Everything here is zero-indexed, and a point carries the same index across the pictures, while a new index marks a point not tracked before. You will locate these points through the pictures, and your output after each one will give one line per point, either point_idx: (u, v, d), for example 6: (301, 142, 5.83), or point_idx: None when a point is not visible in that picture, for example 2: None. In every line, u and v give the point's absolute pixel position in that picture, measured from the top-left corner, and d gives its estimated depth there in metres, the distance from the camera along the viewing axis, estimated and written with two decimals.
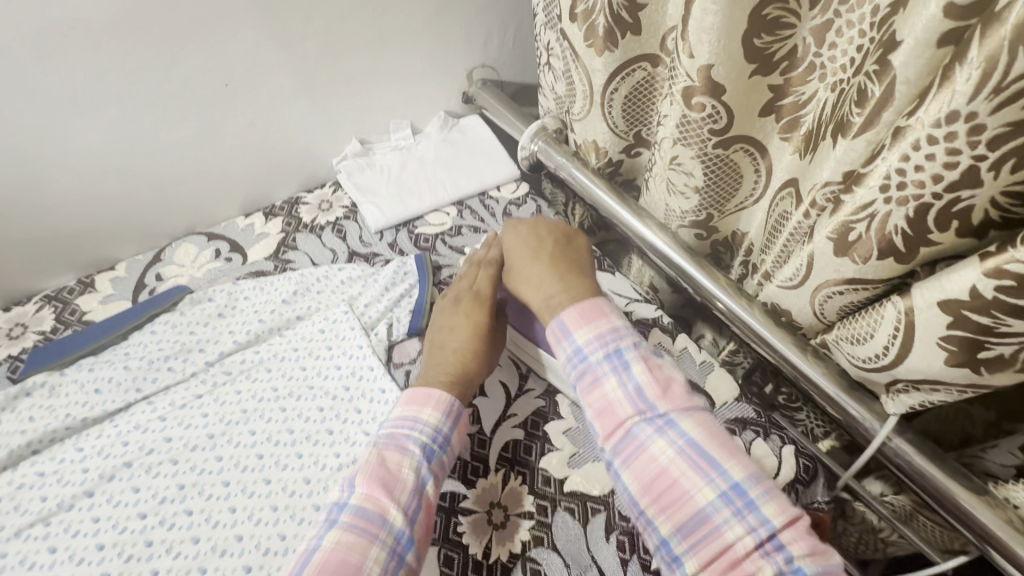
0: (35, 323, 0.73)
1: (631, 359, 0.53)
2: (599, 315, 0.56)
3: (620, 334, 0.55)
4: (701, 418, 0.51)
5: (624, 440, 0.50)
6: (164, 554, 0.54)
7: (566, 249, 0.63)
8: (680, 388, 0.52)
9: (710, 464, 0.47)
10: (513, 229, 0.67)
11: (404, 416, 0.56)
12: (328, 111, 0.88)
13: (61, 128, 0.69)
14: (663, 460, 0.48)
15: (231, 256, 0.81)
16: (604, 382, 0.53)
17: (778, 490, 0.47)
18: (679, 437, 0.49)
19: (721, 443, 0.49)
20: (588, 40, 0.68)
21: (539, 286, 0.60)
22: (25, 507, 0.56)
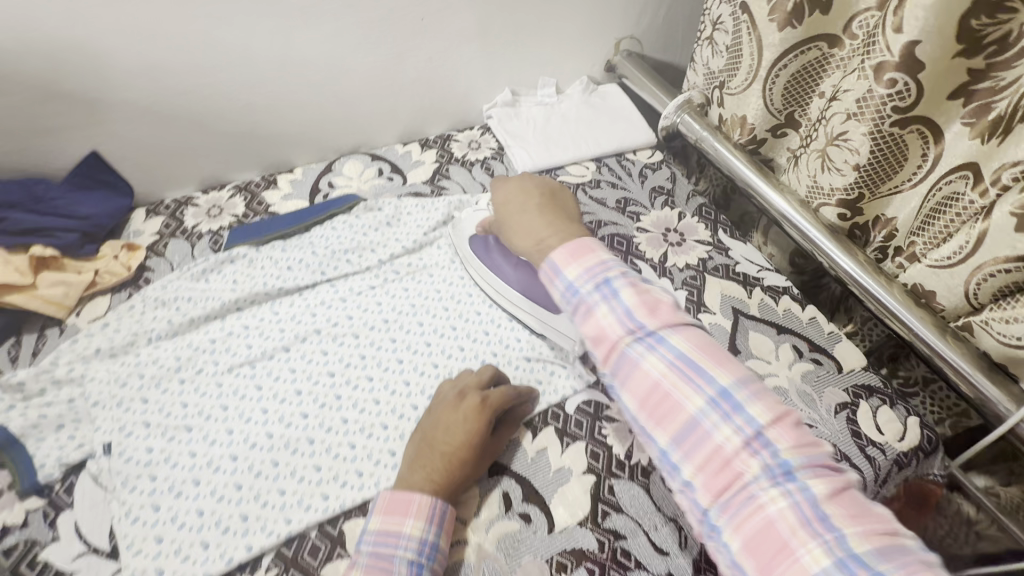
0: (230, 208, 0.82)
1: (617, 286, 0.52)
2: (585, 252, 0.55)
3: (607, 265, 0.54)
4: (690, 333, 0.49)
5: (620, 364, 0.49)
6: (352, 408, 0.62)
7: (554, 202, 0.66)
8: (667, 309, 0.51)
9: (698, 375, 0.46)
10: (499, 188, 0.69)
11: (385, 531, 0.50)
12: (493, 58, 0.95)
13: (285, 37, 0.77)
14: (653, 375, 0.47)
15: (393, 176, 0.89)
16: (594, 311, 0.52)
17: (765, 393, 0.45)
18: (669, 353, 0.47)
19: (705, 353, 0.47)
20: (771, 14, 0.72)
21: (531, 234, 0.62)
22: (234, 350, 0.65)
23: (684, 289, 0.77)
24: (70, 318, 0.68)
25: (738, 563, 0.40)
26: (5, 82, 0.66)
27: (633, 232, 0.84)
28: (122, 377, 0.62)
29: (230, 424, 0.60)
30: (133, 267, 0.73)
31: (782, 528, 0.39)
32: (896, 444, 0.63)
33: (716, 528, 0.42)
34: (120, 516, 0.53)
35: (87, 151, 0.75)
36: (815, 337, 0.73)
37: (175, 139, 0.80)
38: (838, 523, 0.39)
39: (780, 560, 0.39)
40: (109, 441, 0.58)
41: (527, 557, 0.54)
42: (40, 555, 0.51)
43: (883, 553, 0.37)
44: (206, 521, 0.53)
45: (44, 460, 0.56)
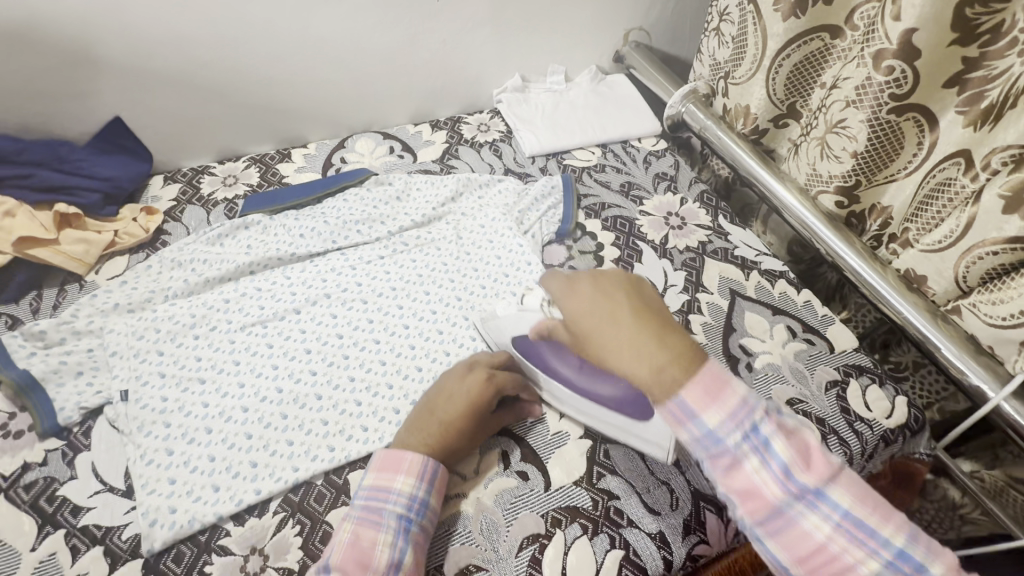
0: (245, 177, 0.85)
1: (767, 433, 0.40)
2: (718, 384, 0.41)
3: (751, 404, 0.41)
4: (848, 480, 0.40)
5: (772, 524, 0.39)
6: (359, 368, 0.64)
7: (649, 305, 0.47)
8: (821, 453, 0.41)
9: (867, 532, 0.38)
10: (566, 292, 0.49)
11: (376, 487, 0.51)
12: (505, 43, 0.97)
13: (306, 14, 0.80)
14: (821, 541, 0.38)
15: (403, 154, 0.92)
16: (743, 464, 0.40)
17: (937, 544, 0.38)
18: (835, 510, 0.38)
19: (870, 502, 0.39)
20: (777, 4, 0.74)
21: (630, 355, 0.43)
22: (247, 310, 0.68)
23: (684, 269, 0.79)
24: (90, 275, 0.70)
25: None
26: (36, 44, 0.69)
27: (635, 215, 0.86)
28: (139, 330, 0.64)
29: (242, 378, 0.62)
30: (151, 229, 0.75)
31: None
32: (883, 421, 0.65)
33: None
34: (136, 458, 0.56)
35: (110, 117, 0.78)
36: (809, 319, 0.75)
37: (194, 109, 0.83)
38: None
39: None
40: (126, 389, 0.60)
41: (524, 511, 0.56)
42: (58, 491, 0.53)
43: None
44: (217, 466, 0.56)
45: (63, 404, 0.58)
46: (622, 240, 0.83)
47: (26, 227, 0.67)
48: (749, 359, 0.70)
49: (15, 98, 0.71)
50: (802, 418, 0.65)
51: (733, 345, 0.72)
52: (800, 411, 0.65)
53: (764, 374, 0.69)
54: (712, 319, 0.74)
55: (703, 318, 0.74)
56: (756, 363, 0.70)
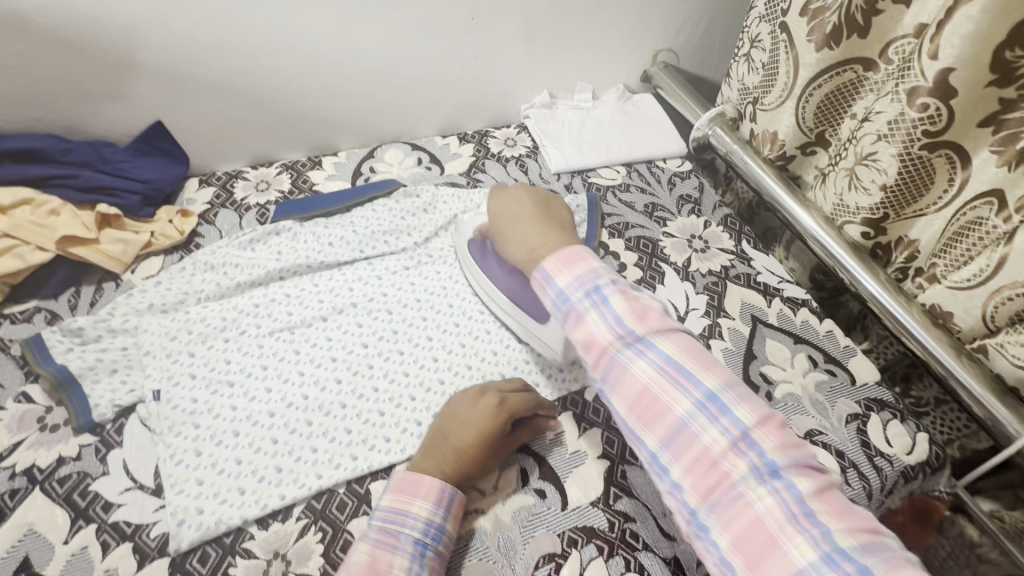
0: (277, 183, 0.87)
1: (607, 294, 0.52)
2: (574, 258, 0.55)
3: (598, 274, 0.54)
4: (679, 340, 0.49)
5: (609, 369, 0.49)
6: (382, 377, 0.66)
7: (548, 210, 0.66)
8: (658, 317, 0.51)
9: (683, 375, 0.46)
10: (496, 196, 0.69)
11: (393, 508, 0.52)
12: (536, 60, 0.99)
13: (346, 27, 0.82)
14: (643, 380, 0.47)
15: (431, 166, 0.93)
16: (586, 319, 0.52)
17: (753, 398, 0.45)
18: (656, 355, 0.48)
19: (691, 354, 0.48)
20: (811, 35, 0.75)
21: (524, 243, 0.61)
22: (276, 315, 0.69)
23: (705, 293, 0.80)
24: (126, 274, 0.72)
25: (726, 560, 0.40)
26: (86, 50, 0.71)
27: (659, 236, 0.87)
28: (172, 331, 0.66)
29: (269, 382, 0.64)
30: (186, 231, 0.77)
31: (769, 523, 0.39)
32: (904, 458, 0.65)
33: (703, 525, 0.42)
34: (166, 458, 0.57)
35: (152, 120, 0.80)
36: (831, 350, 0.75)
37: (233, 115, 0.85)
38: (824, 521, 0.39)
39: (770, 559, 0.38)
40: (158, 388, 0.62)
41: (540, 530, 0.57)
42: (91, 487, 0.55)
43: (867, 548, 0.37)
44: (243, 469, 0.57)
45: (98, 401, 0.60)
46: (644, 261, 0.83)
47: (68, 225, 0.69)
48: (769, 388, 0.70)
49: (64, 100, 0.74)
50: (821, 449, 0.65)
51: (753, 372, 0.72)
52: (820, 443, 0.65)
53: (784, 403, 0.69)
54: (733, 345, 0.74)
55: (724, 344, 0.74)
56: (776, 392, 0.70)
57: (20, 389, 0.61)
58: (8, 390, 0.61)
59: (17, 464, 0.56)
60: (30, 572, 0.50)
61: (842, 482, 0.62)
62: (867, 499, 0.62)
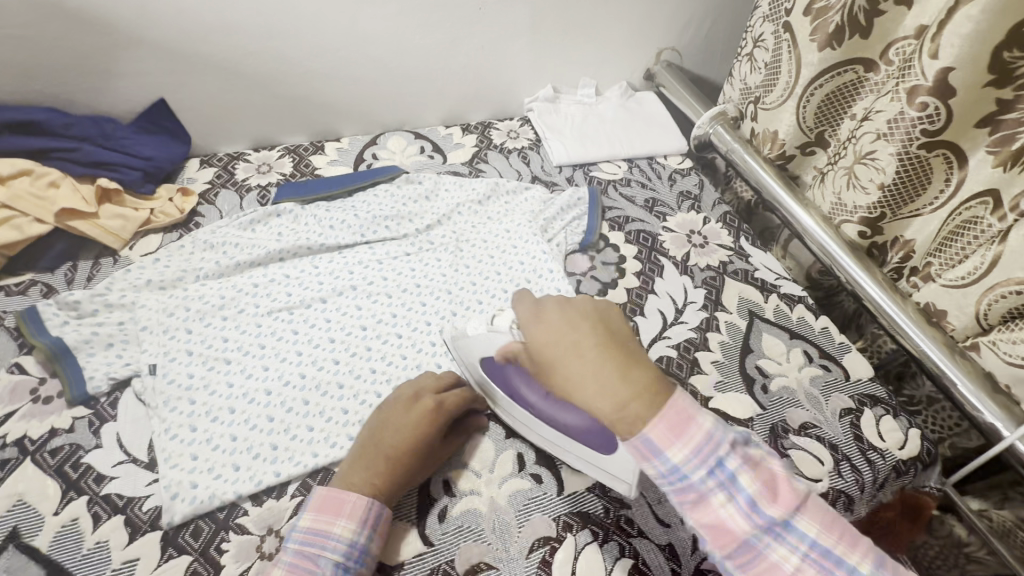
0: (279, 166, 0.86)
1: (735, 469, 0.39)
2: (683, 419, 0.40)
3: (716, 438, 0.39)
4: (815, 506, 0.39)
5: (744, 560, 0.38)
6: (380, 360, 0.65)
7: (613, 337, 0.45)
8: (789, 482, 0.39)
9: (835, 561, 0.37)
10: (534, 318, 0.47)
11: (312, 529, 0.48)
12: (541, 53, 0.99)
13: (352, 11, 0.82)
14: (789, 573, 0.37)
15: (434, 155, 0.93)
16: (711, 500, 0.39)
17: (898, 566, 0.38)
18: (801, 541, 0.38)
19: (836, 529, 0.38)
20: (813, 34, 0.76)
21: (596, 392, 0.42)
22: (275, 296, 0.69)
23: (704, 287, 0.80)
24: (124, 250, 0.72)
25: None
26: (91, 24, 0.71)
27: (658, 231, 0.87)
28: (169, 307, 0.66)
29: (266, 361, 0.63)
30: (186, 210, 0.76)
31: None
32: (896, 452, 0.65)
33: None
34: (160, 432, 0.57)
35: (155, 98, 0.80)
36: (826, 346, 0.75)
37: (235, 96, 0.85)
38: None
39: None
40: (154, 363, 0.61)
41: (536, 514, 0.57)
42: (84, 459, 0.54)
43: None
44: (238, 446, 0.57)
45: (93, 373, 0.59)
46: (644, 254, 0.84)
47: (68, 198, 0.69)
48: (765, 381, 0.71)
49: (67, 73, 0.74)
50: (815, 442, 0.65)
51: (749, 366, 0.72)
52: (813, 435, 0.66)
53: (779, 396, 0.69)
54: (729, 338, 0.75)
55: (721, 337, 0.75)
56: (771, 385, 0.70)
57: (13, 360, 0.60)
58: (2, 360, 0.60)
59: (9, 434, 0.55)
60: (19, 542, 0.49)
61: (835, 474, 0.63)
62: (859, 492, 0.63)
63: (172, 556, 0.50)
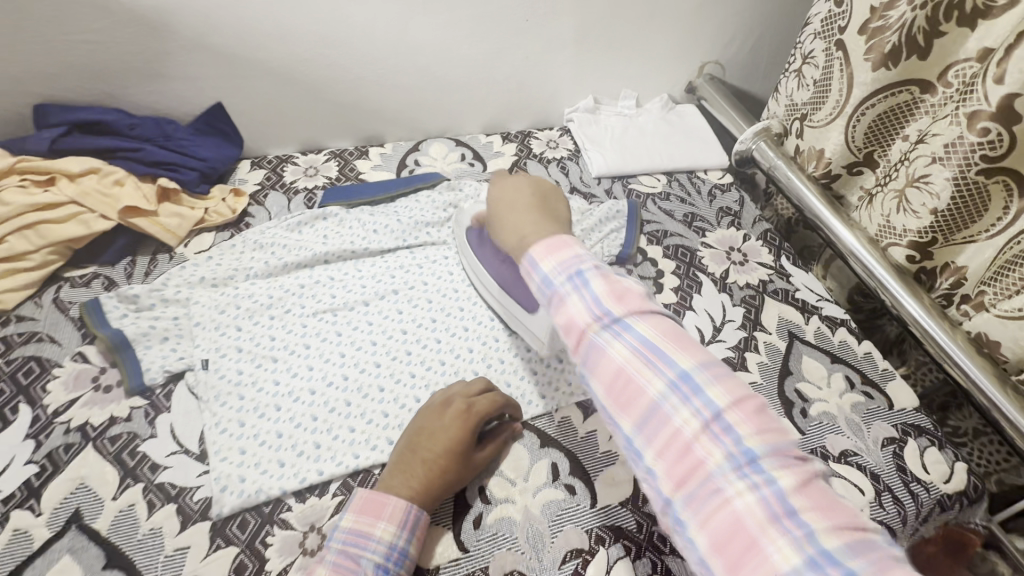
0: (325, 170, 0.89)
1: (590, 278, 0.47)
2: (560, 244, 0.50)
3: (583, 260, 0.49)
4: (659, 322, 0.45)
5: (587, 352, 0.45)
6: (419, 364, 0.67)
7: (547, 201, 0.61)
8: (639, 298, 0.46)
9: (660, 357, 0.43)
10: (496, 182, 0.65)
11: (355, 530, 0.50)
12: (584, 65, 1.00)
13: (402, 22, 0.84)
14: (618, 362, 0.43)
15: (474, 163, 0.95)
16: (566, 300, 0.47)
17: (729, 378, 0.42)
18: (633, 337, 0.44)
19: (672, 339, 0.44)
20: (868, 54, 0.74)
21: (515, 230, 0.57)
22: (319, 297, 0.71)
23: (742, 306, 0.79)
24: (180, 247, 0.75)
25: (698, 550, 0.36)
26: (159, 31, 0.74)
27: (697, 246, 0.87)
28: (221, 305, 0.68)
29: (311, 361, 0.65)
30: (238, 211, 0.79)
31: (745, 514, 0.35)
32: (941, 486, 0.63)
33: (673, 504, 0.38)
34: (211, 425, 0.59)
35: (213, 102, 0.83)
36: (869, 372, 0.74)
37: (287, 101, 0.87)
38: (809, 520, 0.35)
39: (753, 565, 0.34)
40: (207, 358, 0.64)
41: (569, 525, 0.57)
42: (140, 447, 0.57)
43: (849, 546, 0.33)
44: (283, 443, 0.59)
45: (149, 365, 0.62)
46: (682, 270, 0.83)
47: (131, 196, 0.72)
48: (804, 405, 0.69)
49: (135, 77, 0.77)
50: (856, 471, 0.64)
51: (789, 389, 0.71)
52: (854, 464, 0.65)
53: (819, 421, 0.68)
54: (768, 359, 0.74)
55: (759, 357, 0.74)
56: (811, 409, 0.69)
57: (77, 349, 0.64)
58: (66, 349, 0.63)
59: (72, 420, 0.58)
60: (80, 524, 0.52)
61: (876, 505, 0.61)
62: (901, 525, 0.61)
63: (220, 546, 0.52)
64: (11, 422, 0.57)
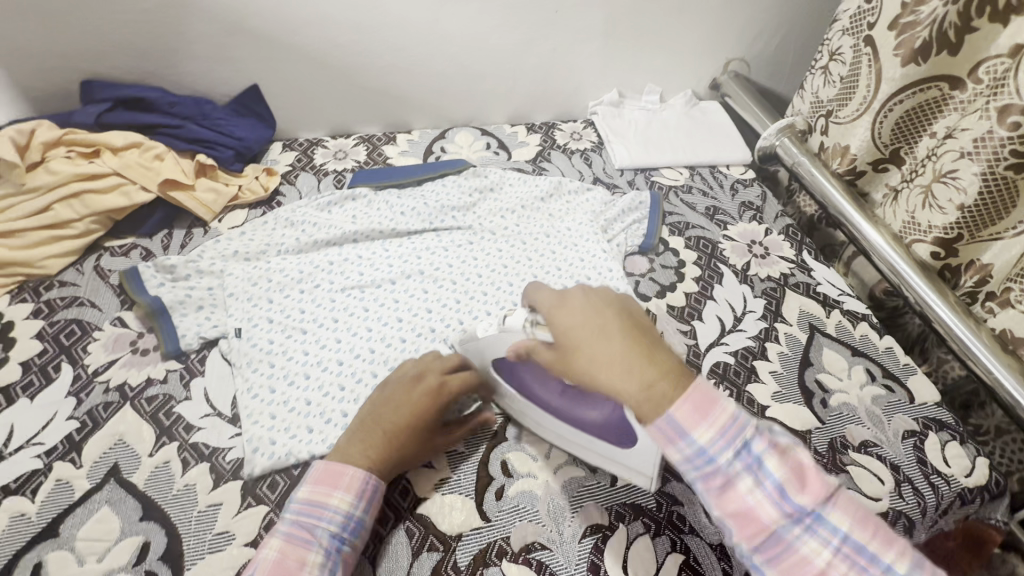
0: (354, 154, 0.91)
1: (761, 455, 0.40)
2: (709, 405, 0.42)
3: (744, 425, 0.41)
4: (845, 501, 0.40)
5: (768, 546, 0.39)
6: (444, 341, 0.68)
7: (629, 318, 0.46)
8: (816, 471, 0.40)
9: (860, 552, 0.38)
10: (552, 310, 0.48)
11: (310, 501, 0.48)
12: (610, 58, 1.01)
13: (435, 10, 0.85)
14: (816, 562, 0.38)
15: (499, 151, 0.96)
16: (738, 486, 0.40)
17: (928, 562, 0.38)
18: (828, 531, 0.38)
19: (863, 521, 0.39)
20: (897, 49, 0.75)
21: (625, 376, 0.42)
22: (348, 274, 0.73)
23: (763, 298, 0.80)
24: (214, 222, 0.77)
25: None
26: (202, 12, 0.77)
27: (719, 239, 0.87)
28: (254, 278, 0.70)
29: (339, 334, 0.67)
30: (270, 189, 0.81)
31: None
32: (962, 479, 0.63)
33: None
34: (243, 390, 0.61)
35: (249, 84, 0.86)
36: (890, 366, 0.74)
37: (320, 86, 0.90)
38: None
39: None
40: (239, 327, 0.66)
41: (589, 501, 0.58)
42: (175, 408, 0.59)
43: None
44: (312, 410, 0.60)
45: (185, 331, 0.64)
46: (703, 261, 0.84)
47: (170, 170, 0.75)
48: (824, 395, 0.70)
49: (179, 57, 0.80)
50: (875, 461, 0.64)
51: (809, 379, 0.71)
52: (873, 454, 0.65)
53: (839, 411, 0.68)
54: (789, 350, 0.74)
55: (780, 348, 0.74)
56: (831, 400, 0.69)
57: (116, 314, 0.66)
58: (106, 313, 0.66)
59: (111, 380, 0.60)
60: (118, 477, 0.54)
61: (896, 495, 0.61)
62: (921, 516, 0.61)
63: (251, 505, 0.53)
64: (53, 379, 0.60)
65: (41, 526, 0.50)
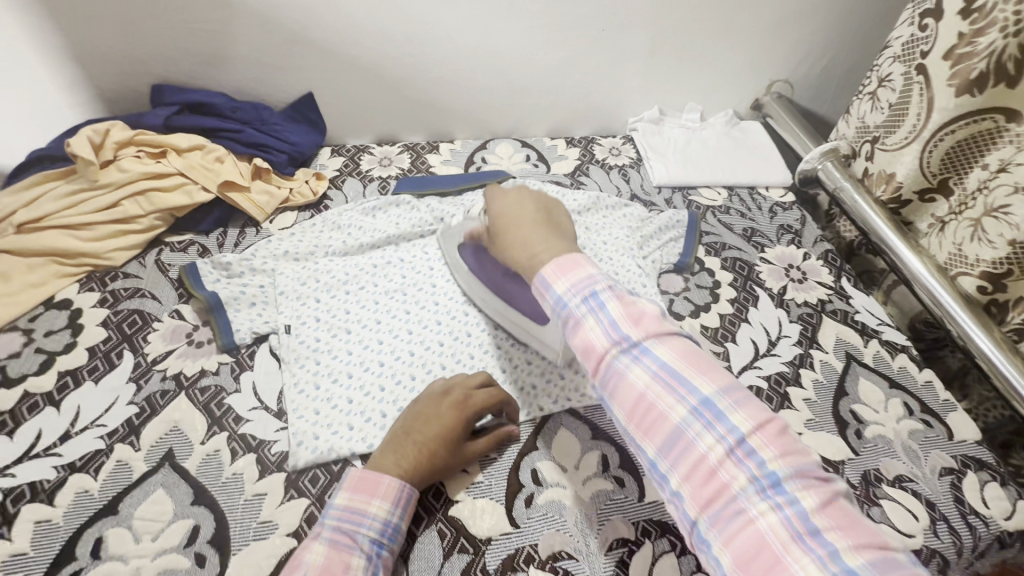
0: (399, 161, 0.94)
1: (605, 299, 0.47)
2: (573, 264, 0.50)
3: (597, 279, 0.48)
4: (676, 343, 0.45)
5: (605, 375, 0.45)
6: (478, 346, 0.70)
7: (550, 216, 0.60)
8: (655, 319, 0.46)
9: (678, 381, 0.42)
10: (495, 194, 0.63)
11: (350, 508, 0.51)
12: (653, 76, 1.02)
13: (484, 26, 0.88)
14: (638, 386, 0.43)
15: (538, 164, 0.98)
16: (583, 324, 0.47)
17: (752, 402, 0.41)
18: (652, 361, 0.44)
19: (692, 361, 0.44)
20: (952, 79, 0.74)
21: (525, 246, 0.55)
22: (390, 276, 0.76)
23: (799, 323, 0.79)
24: (265, 222, 0.81)
25: None
26: (265, 24, 0.81)
27: (756, 261, 0.87)
28: (303, 277, 0.74)
29: (381, 335, 0.69)
30: (319, 193, 0.85)
31: (772, 542, 0.35)
32: (1001, 521, 0.62)
33: (706, 540, 0.38)
34: (290, 384, 0.64)
35: (304, 92, 0.90)
36: (929, 401, 0.72)
37: (370, 95, 0.93)
38: (831, 539, 0.35)
39: None
40: (289, 324, 0.69)
41: (615, 515, 0.59)
42: (225, 400, 0.62)
43: (874, 565, 0.33)
44: (354, 408, 0.63)
45: (239, 326, 0.68)
46: (739, 283, 0.84)
47: (230, 173, 0.79)
48: (859, 426, 0.69)
49: (241, 64, 0.84)
50: (911, 497, 0.63)
51: (844, 409, 0.70)
52: (908, 489, 0.64)
53: (874, 444, 0.67)
54: (824, 378, 0.73)
55: (815, 375, 0.73)
56: (866, 432, 0.68)
57: (174, 307, 0.70)
58: (164, 306, 0.70)
59: (168, 369, 0.64)
60: (172, 462, 0.57)
61: (931, 533, 0.60)
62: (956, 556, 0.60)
63: (293, 496, 0.56)
64: (116, 365, 0.64)
65: (102, 504, 0.54)
